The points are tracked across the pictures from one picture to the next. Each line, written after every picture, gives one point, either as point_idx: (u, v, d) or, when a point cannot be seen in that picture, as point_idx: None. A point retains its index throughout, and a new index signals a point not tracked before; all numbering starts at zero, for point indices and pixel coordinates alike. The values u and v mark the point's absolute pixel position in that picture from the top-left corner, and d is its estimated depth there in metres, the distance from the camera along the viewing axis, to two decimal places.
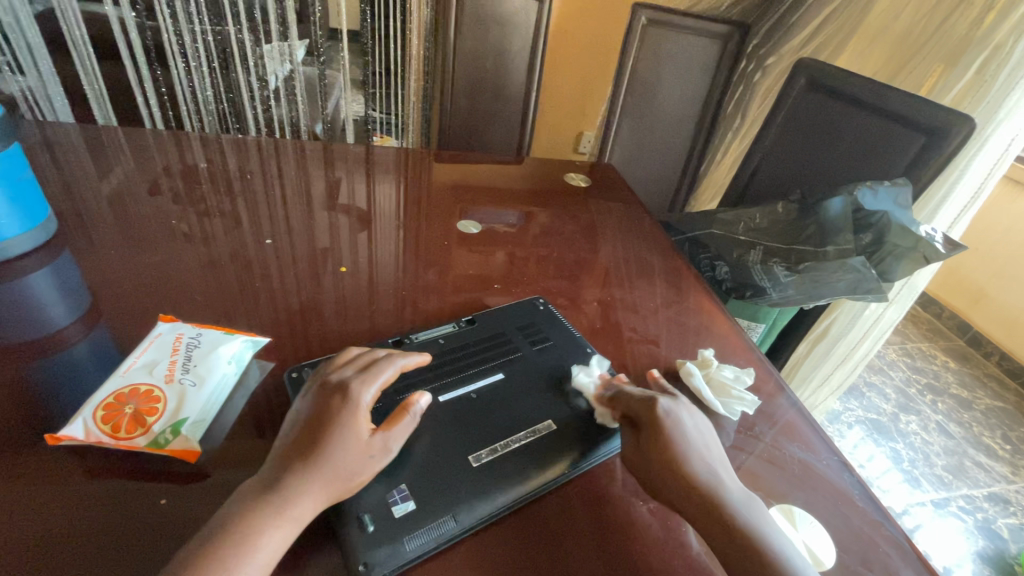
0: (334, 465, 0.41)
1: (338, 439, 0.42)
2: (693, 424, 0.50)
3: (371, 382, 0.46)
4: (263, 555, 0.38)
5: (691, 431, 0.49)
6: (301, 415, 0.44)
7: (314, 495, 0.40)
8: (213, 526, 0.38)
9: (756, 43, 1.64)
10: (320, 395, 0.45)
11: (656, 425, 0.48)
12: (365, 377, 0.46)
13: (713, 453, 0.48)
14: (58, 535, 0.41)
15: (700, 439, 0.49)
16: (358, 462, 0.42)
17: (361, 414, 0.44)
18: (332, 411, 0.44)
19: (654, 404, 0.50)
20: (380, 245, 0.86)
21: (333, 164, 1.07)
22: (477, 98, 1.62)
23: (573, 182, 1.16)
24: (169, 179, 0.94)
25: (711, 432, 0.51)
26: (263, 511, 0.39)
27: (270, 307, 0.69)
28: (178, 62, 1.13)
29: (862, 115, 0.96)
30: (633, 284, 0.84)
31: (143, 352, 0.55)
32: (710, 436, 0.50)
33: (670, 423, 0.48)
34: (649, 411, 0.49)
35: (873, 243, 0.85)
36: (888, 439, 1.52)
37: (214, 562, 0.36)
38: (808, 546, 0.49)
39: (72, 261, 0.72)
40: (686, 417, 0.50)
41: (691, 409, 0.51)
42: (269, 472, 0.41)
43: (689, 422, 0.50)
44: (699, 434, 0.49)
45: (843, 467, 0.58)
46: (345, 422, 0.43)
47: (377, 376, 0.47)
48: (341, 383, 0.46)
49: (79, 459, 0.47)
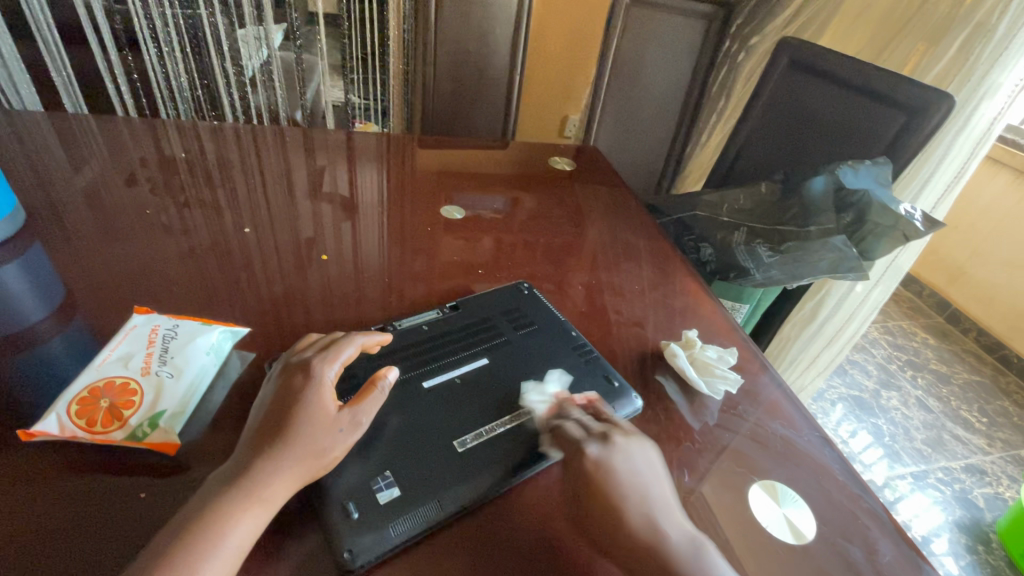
0: (302, 442, 0.41)
1: (305, 416, 0.42)
2: (627, 469, 0.45)
3: (332, 360, 0.47)
4: (238, 539, 0.37)
5: (624, 477, 0.45)
6: (266, 399, 0.44)
7: (286, 474, 0.40)
8: (183, 515, 0.37)
9: (740, 23, 1.63)
10: (283, 376, 0.45)
11: (587, 478, 0.45)
12: (326, 355, 0.47)
13: (654, 497, 0.44)
14: (34, 532, 0.41)
15: (635, 484, 0.45)
16: (328, 437, 0.42)
17: (326, 390, 0.44)
18: (295, 390, 0.44)
19: (581, 452, 0.46)
20: (363, 232, 0.85)
21: (313, 151, 1.05)
22: (460, 82, 1.59)
23: (559, 166, 1.15)
24: (144, 168, 0.92)
25: (654, 469, 0.47)
26: (235, 494, 0.38)
27: (251, 296, 0.68)
28: (150, 46, 1.11)
29: (844, 94, 0.96)
30: (618, 267, 0.84)
31: (118, 345, 0.53)
32: (651, 476, 0.46)
33: (600, 474, 0.45)
34: (580, 464, 0.46)
35: (854, 222, 0.85)
36: (870, 415, 1.56)
37: (186, 549, 0.35)
38: (788, 519, 0.50)
39: (43, 254, 0.70)
40: (620, 461, 0.46)
41: (627, 449, 0.47)
42: (238, 456, 0.41)
43: (626, 466, 0.46)
44: (636, 478, 0.45)
45: (824, 442, 0.59)
46: (309, 400, 0.43)
47: (337, 354, 0.47)
48: (301, 363, 0.46)
49: (54, 455, 0.46)
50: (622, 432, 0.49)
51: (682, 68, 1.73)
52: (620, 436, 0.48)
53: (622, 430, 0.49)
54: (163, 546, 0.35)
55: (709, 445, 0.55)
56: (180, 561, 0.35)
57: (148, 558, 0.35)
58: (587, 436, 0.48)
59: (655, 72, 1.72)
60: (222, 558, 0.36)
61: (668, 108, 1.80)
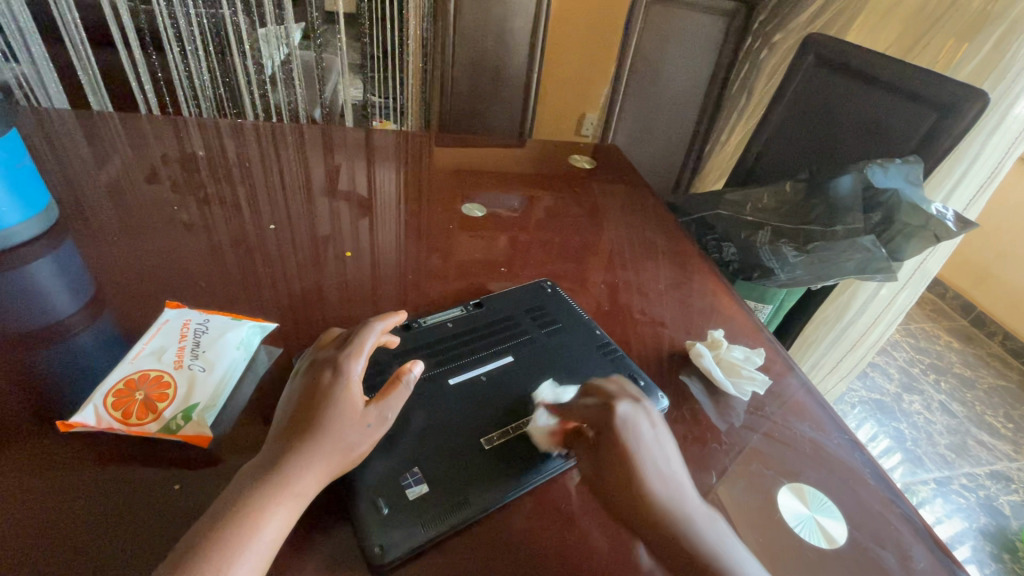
0: (332, 438, 0.42)
1: (334, 411, 0.42)
2: (653, 434, 0.46)
3: (358, 354, 0.46)
4: (270, 534, 0.38)
5: (649, 441, 0.45)
6: (294, 395, 0.44)
7: (317, 469, 0.41)
8: (217, 508, 0.38)
9: (762, 20, 1.60)
10: (311, 372, 0.45)
11: (611, 436, 0.45)
12: (351, 350, 0.46)
13: (671, 467, 0.45)
14: (71, 522, 0.41)
15: (658, 457, 0.45)
16: (356, 433, 0.43)
17: (354, 386, 0.44)
18: (324, 386, 0.43)
19: (609, 409, 0.46)
20: (382, 229, 0.85)
21: (332, 149, 1.06)
22: (478, 80, 1.59)
23: (577, 164, 1.15)
24: (167, 166, 0.93)
25: (673, 443, 0.47)
26: (265, 490, 0.39)
27: (274, 293, 0.69)
28: (174, 46, 1.12)
29: (871, 91, 0.95)
30: (639, 266, 0.84)
31: (151, 339, 0.54)
32: (670, 446, 0.46)
33: (626, 432, 0.45)
34: (607, 421, 0.46)
35: (882, 222, 0.83)
36: (891, 419, 1.53)
37: (221, 543, 0.36)
38: (819, 523, 0.49)
39: (74, 249, 0.71)
40: (645, 424, 0.46)
41: (653, 419, 0.47)
42: (269, 451, 0.41)
43: (649, 435, 0.46)
44: (661, 445, 0.46)
45: (854, 446, 0.58)
46: (339, 395, 0.43)
47: (361, 347, 0.47)
48: (328, 359, 0.46)
49: (89, 447, 0.47)
50: (650, 403, 0.49)
51: (702, 67, 1.71)
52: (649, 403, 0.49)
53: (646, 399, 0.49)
54: (196, 539, 0.36)
55: (734, 447, 0.55)
56: (214, 555, 0.35)
57: (183, 551, 0.35)
58: (613, 394, 0.48)
59: (674, 70, 1.70)
60: (256, 551, 0.36)
61: (687, 106, 1.78)
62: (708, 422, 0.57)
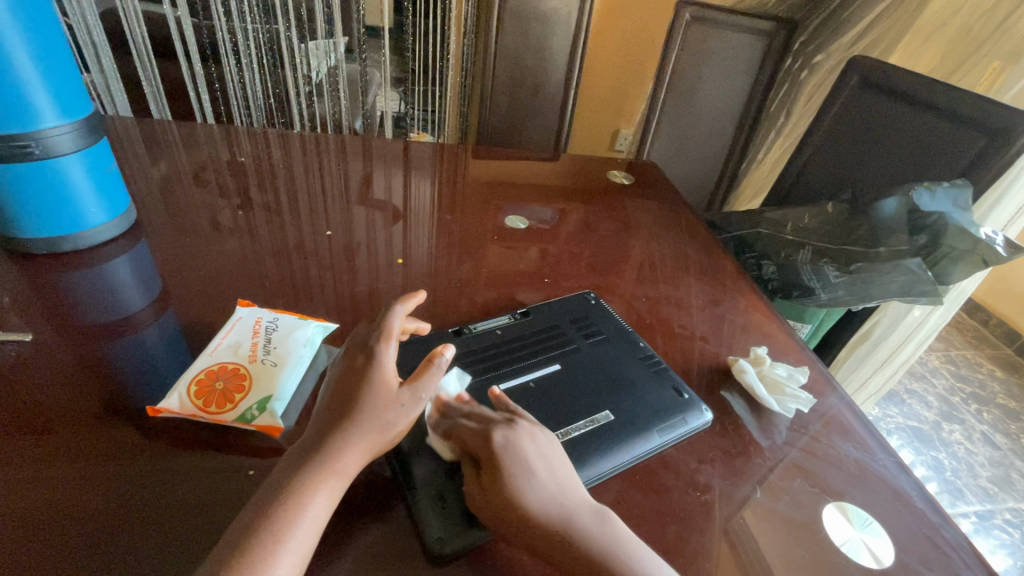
0: (370, 416, 0.43)
1: (369, 392, 0.44)
2: (534, 451, 0.42)
3: (388, 338, 0.46)
4: (314, 512, 0.40)
5: (531, 456, 0.42)
6: (333, 379, 0.46)
7: (357, 446, 0.42)
8: (267, 488, 0.40)
9: (804, 40, 1.61)
10: (346, 358, 0.46)
11: (490, 461, 0.41)
12: (381, 334, 0.47)
13: (558, 477, 0.42)
14: (154, 506, 0.45)
15: (542, 470, 0.42)
16: (391, 414, 0.44)
17: (387, 368, 0.45)
18: (358, 371, 0.45)
19: (484, 435, 0.42)
20: (426, 238, 0.89)
21: (375, 160, 1.10)
22: (516, 95, 1.63)
23: (615, 179, 1.16)
24: (223, 173, 0.98)
25: (560, 457, 0.44)
26: (310, 467, 0.41)
27: (328, 296, 0.73)
28: (231, 60, 1.17)
29: (919, 114, 0.94)
30: (677, 281, 0.85)
31: (227, 335, 0.58)
32: (560, 460, 0.44)
33: (506, 462, 0.41)
34: (482, 447, 0.42)
35: (927, 245, 0.83)
36: (929, 447, 1.49)
37: (271, 517, 0.38)
38: (865, 542, 0.49)
39: (147, 248, 0.76)
40: (527, 443, 0.43)
41: (532, 432, 0.44)
42: (313, 431, 0.43)
43: (532, 448, 0.43)
44: (542, 458, 0.42)
45: (899, 467, 0.57)
46: (372, 378, 0.44)
47: (389, 330, 0.47)
48: (362, 344, 0.46)
49: (170, 433, 0.51)
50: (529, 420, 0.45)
51: (740, 85, 1.71)
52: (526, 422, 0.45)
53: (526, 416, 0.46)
54: (251, 516, 0.38)
55: (776, 461, 0.55)
56: (267, 532, 0.38)
57: (239, 526, 0.38)
58: (494, 419, 0.44)
59: (713, 87, 1.71)
60: (303, 525, 0.39)
61: (724, 124, 1.79)
62: (750, 437, 0.57)
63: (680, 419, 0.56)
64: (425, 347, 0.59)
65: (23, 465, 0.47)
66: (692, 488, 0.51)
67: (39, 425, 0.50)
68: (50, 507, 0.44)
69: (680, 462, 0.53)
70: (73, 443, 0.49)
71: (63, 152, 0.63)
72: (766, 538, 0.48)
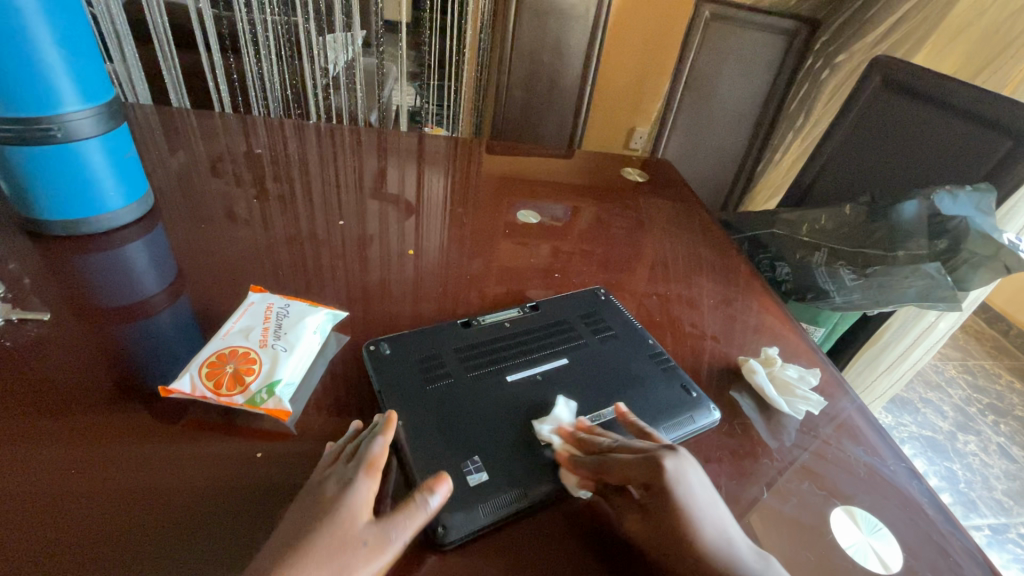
0: (318, 561, 0.35)
1: (328, 527, 0.37)
2: (699, 490, 0.41)
3: (368, 467, 0.41)
4: None
5: (695, 493, 0.41)
6: (289, 516, 0.39)
7: None
8: None
9: (826, 40, 1.57)
10: (313, 488, 0.40)
11: (665, 497, 0.40)
12: (360, 462, 0.41)
13: (719, 510, 0.42)
14: (164, 489, 0.46)
15: (707, 505, 0.41)
16: (350, 555, 0.36)
17: (357, 500, 0.39)
18: (325, 501, 0.39)
19: (652, 468, 0.41)
20: (438, 231, 0.89)
21: (388, 153, 1.10)
22: (532, 91, 1.62)
23: (629, 177, 1.16)
24: (239, 163, 0.99)
25: (716, 492, 0.43)
26: None
27: (339, 286, 0.73)
28: (250, 50, 1.18)
29: (943, 117, 0.92)
30: (689, 280, 0.84)
31: (238, 319, 0.59)
32: (714, 491, 0.43)
33: (678, 499, 0.40)
34: (650, 479, 0.41)
35: (948, 250, 0.80)
36: (943, 458, 1.46)
37: None
38: (873, 547, 0.48)
39: (163, 234, 0.77)
40: (693, 474, 0.42)
41: (692, 463, 0.42)
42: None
43: (696, 481, 0.42)
44: (707, 492, 0.42)
45: (911, 474, 0.56)
46: (337, 510, 0.38)
47: (370, 458, 0.42)
48: (337, 473, 0.41)
49: (183, 414, 0.51)
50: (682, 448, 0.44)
51: (759, 85, 1.69)
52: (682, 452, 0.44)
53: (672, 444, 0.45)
54: None
55: (785, 463, 0.55)
56: None
57: None
58: (652, 448, 0.43)
59: (730, 86, 1.69)
60: None
61: (741, 124, 1.77)
62: (759, 437, 0.57)
63: (688, 417, 0.55)
64: (433, 338, 0.59)
65: (38, 443, 0.48)
66: None
67: (56, 404, 0.51)
68: (62, 485, 0.45)
69: None
70: (88, 423, 0.50)
71: (84, 136, 0.65)
72: (772, 538, 0.48)
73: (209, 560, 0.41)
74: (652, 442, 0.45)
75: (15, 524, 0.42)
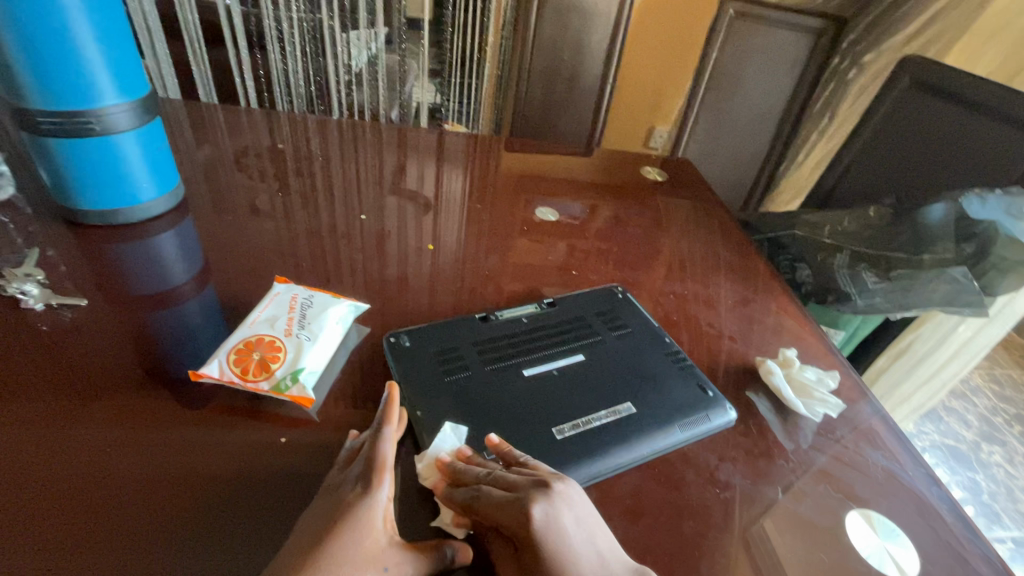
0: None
1: (349, 542, 0.37)
2: (569, 529, 0.39)
3: (384, 479, 0.40)
4: None
5: (567, 533, 0.38)
6: (310, 521, 0.39)
7: None
8: None
9: (852, 39, 1.54)
10: (331, 496, 0.40)
11: (529, 545, 0.38)
12: (376, 471, 0.40)
13: (597, 546, 0.39)
14: (190, 472, 0.47)
15: (581, 543, 0.39)
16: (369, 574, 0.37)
17: (377, 516, 0.39)
18: (347, 509, 0.39)
19: (521, 510, 0.38)
20: (457, 227, 0.90)
21: (409, 150, 1.12)
22: (552, 89, 1.62)
23: (649, 176, 1.15)
24: (264, 157, 1.01)
25: (593, 521, 0.40)
26: None
27: (361, 279, 0.75)
28: (276, 45, 1.20)
29: (974, 118, 0.90)
30: (708, 280, 0.84)
31: (265, 308, 0.60)
32: (594, 521, 0.41)
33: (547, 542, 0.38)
34: (517, 520, 0.38)
35: (975, 255, 0.80)
36: (966, 468, 1.43)
37: None
38: (888, 552, 0.48)
39: (192, 225, 0.79)
40: (567, 513, 0.39)
41: (568, 498, 0.40)
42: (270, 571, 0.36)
43: (570, 518, 0.39)
44: (583, 527, 0.39)
45: (931, 480, 0.55)
46: (358, 523, 0.38)
47: (385, 467, 0.41)
48: (353, 480, 0.41)
49: (211, 399, 0.54)
50: (563, 478, 0.42)
51: (783, 84, 1.67)
52: (562, 485, 0.41)
53: (553, 473, 0.42)
54: None
55: (801, 465, 0.54)
56: None
57: None
58: (520, 485, 0.40)
59: (754, 85, 1.67)
60: None
61: (765, 124, 1.74)
62: (773, 437, 0.57)
63: (704, 415, 0.55)
64: (452, 331, 0.60)
65: (73, 425, 0.50)
66: (710, 485, 0.51)
67: (89, 388, 0.54)
68: (95, 467, 0.47)
69: (701, 459, 0.53)
70: (119, 406, 0.52)
71: (120, 130, 0.67)
72: (784, 538, 0.48)
73: (233, 541, 0.43)
74: (526, 471, 0.43)
75: (43, 507, 0.44)
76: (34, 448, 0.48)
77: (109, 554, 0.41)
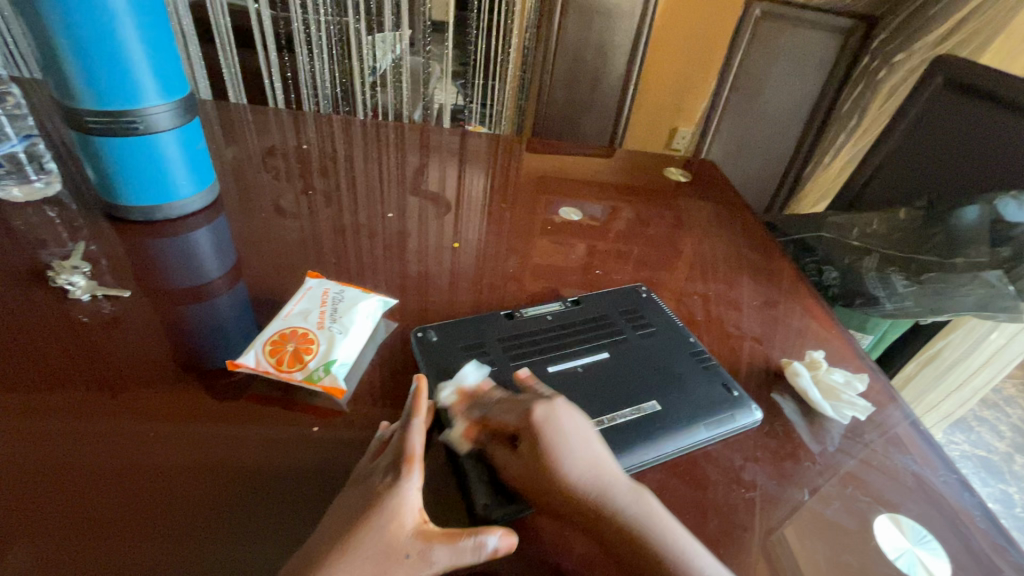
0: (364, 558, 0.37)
1: (376, 528, 0.38)
2: (567, 430, 0.44)
3: (412, 468, 0.41)
4: None
5: (563, 434, 0.43)
6: (341, 508, 0.40)
7: None
8: None
9: (883, 39, 1.52)
10: (361, 485, 0.41)
11: (530, 436, 0.43)
12: (404, 460, 0.41)
13: (595, 449, 0.44)
14: (227, 462, 0.49)
15: (579, 445, 0.43)
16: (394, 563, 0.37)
17: (404, 505, 0.39)
18: (376, 498, 0.40)
19: (524, 413, 0.44)
20: (480, 226, 0.91)
21: (434, 151, 1.13)
22: (574, 90, 1.63)
23: (672, 176, 1.15)
24: (292, 157, 1.04)
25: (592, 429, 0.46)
26: None
27: (387, 276, 0.76)
28: (303, 49, 1.23)
29: (1011, 117, 0.89)
30: (731, 281, 0.83)
31: (298, 302, 0.62)
32: (593, 432, 0.45)
33: (545, 437, 0.43)
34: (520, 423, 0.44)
35: (1013, 258, 0.77)
36: (998, 479, 1.38)
37: None
38: (918, 558, 0.47)
39: (226, 223, 0.82)
40: (566, 419, 0.44)
41: (568, 407, 0.45)
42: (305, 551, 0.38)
43: (568, 422, 0.44)
44: (579, 431, 0.44)
45: (963, 486, 0.54)
46: (385, 510, 0.39)
47: (413, 457, 0.41)
48: (382, 470, 0.42)
49: (245, 390, 0.55)
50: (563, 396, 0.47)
51: (810, 85, 1.65)
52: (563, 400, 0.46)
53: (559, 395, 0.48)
54: None
55: (828, 467, 0.54)
56: None
57: None
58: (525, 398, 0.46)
59: (779, 86, 1.65)
60: None
61: (791, 125, 1.72)
62: (800, 440, 0.56)
63: (729, 414, 0.55)
64: (478, 326, 0.61)
65: (115, 415, 0.52)
66: (736, 485, 0.51)
67: (131, 379, 0.56)
68: (137, 456, 0.49)
69: (726, 459, 0.53)
70: (159, 398, 0.54)
71: (162, 129, 0.69)
72: (811, 542, 0.47)
73: (267, 531, 0.45)
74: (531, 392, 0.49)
75: (86, 495, 0.46)
76: (81, 438, 0.50)
77: (147, 542, 0.43)
